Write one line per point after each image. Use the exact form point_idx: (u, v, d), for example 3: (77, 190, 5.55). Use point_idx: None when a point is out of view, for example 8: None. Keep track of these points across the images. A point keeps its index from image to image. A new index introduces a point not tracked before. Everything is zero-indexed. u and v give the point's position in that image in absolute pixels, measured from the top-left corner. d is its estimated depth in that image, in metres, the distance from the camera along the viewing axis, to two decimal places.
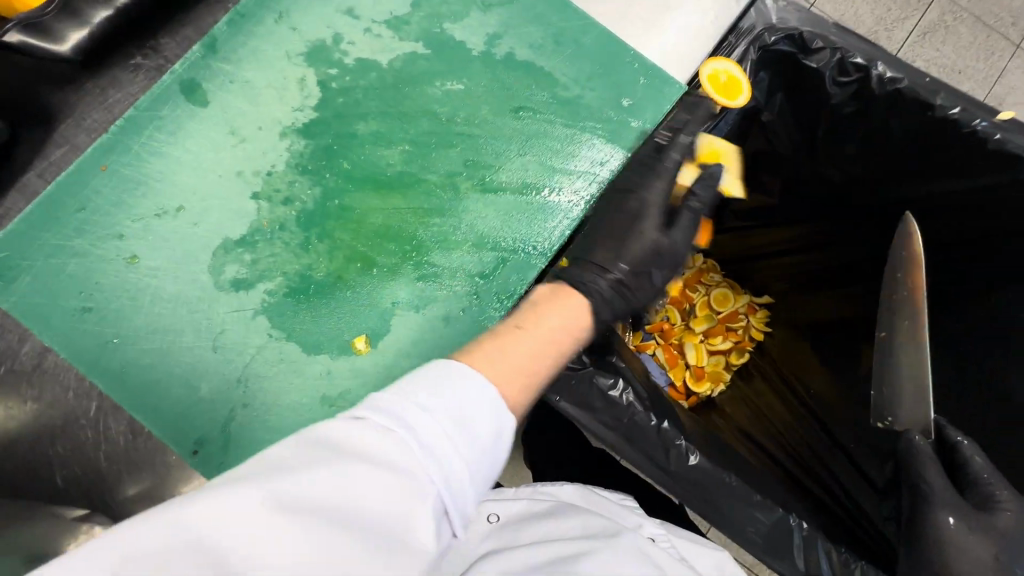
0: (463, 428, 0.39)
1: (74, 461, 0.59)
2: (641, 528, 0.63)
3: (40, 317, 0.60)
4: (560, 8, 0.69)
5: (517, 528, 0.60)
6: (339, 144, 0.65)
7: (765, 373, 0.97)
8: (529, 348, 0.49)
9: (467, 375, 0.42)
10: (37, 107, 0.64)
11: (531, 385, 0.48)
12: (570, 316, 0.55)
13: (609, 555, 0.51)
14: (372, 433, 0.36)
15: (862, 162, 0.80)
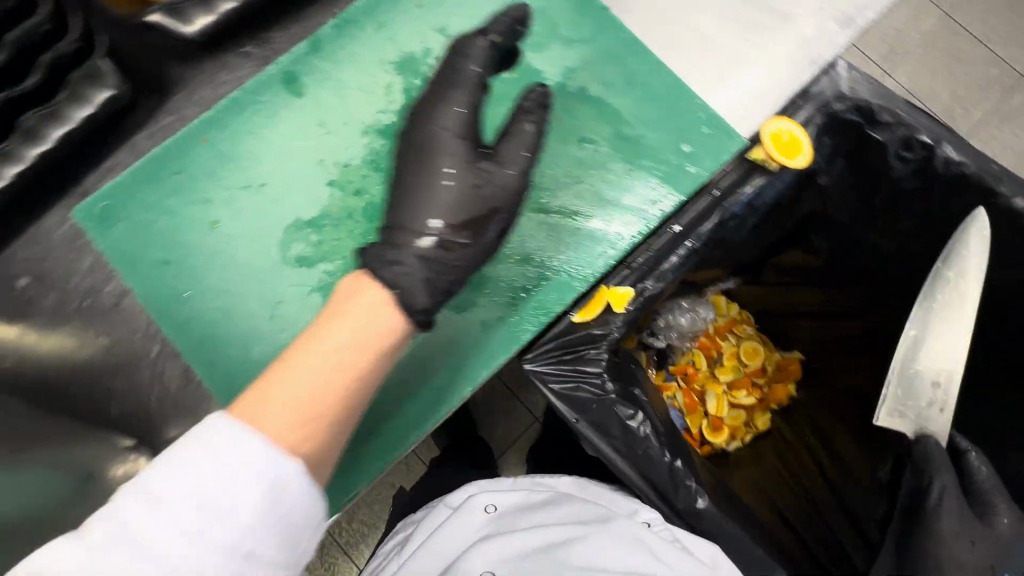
0: (211, 502, 0.42)
1: (129, 399, 0.64)
2: (636, 514, 0.68)
3: (128, 261, 0.67)
4: (636, 51, 0.73)
5: (515, 517, 0.68)
6: (412, 148, 0.70)
7: (785, 432, 0.94)
8: (281, 409, 0.45)
9: (234, 441, 0.43)
10: (157, 79, 0.73)
11: (312, 434, 0.46)
12: (362, 331, 0.50)
13: (601, 539, 0.62)
14: (159, 515, 0.41)
15: (921, 237, 0.79)
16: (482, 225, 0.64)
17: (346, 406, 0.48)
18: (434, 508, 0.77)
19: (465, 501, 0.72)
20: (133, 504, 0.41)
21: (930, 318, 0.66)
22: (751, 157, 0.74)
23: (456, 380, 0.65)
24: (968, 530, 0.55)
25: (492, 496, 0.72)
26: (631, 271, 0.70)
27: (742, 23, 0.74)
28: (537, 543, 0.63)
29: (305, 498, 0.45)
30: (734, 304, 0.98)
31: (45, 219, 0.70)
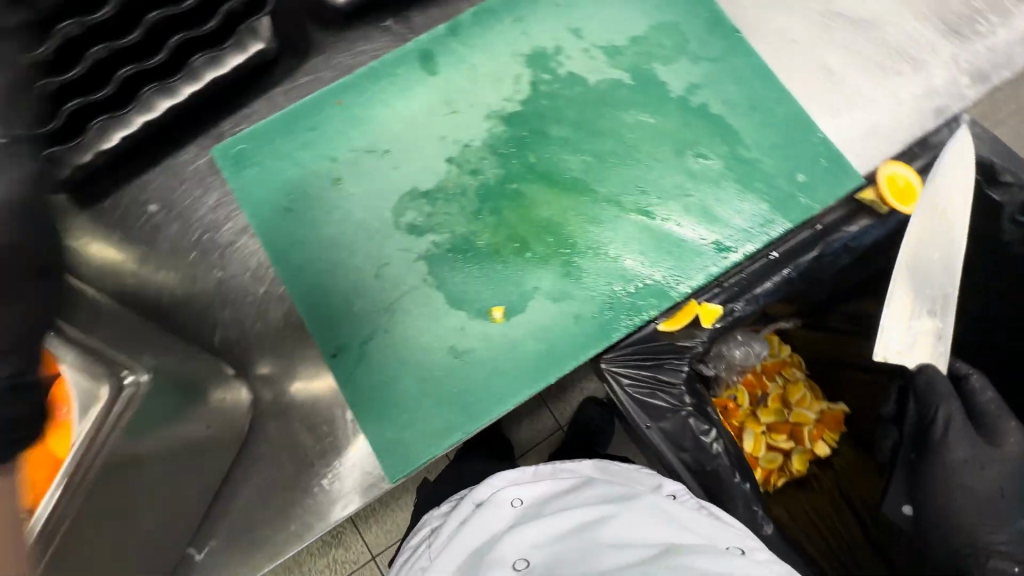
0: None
1: (234, 326, 0.73)
2: (661, 487, 0.68)
3: (252, 203, 0.71)
4: (763, 77, 0.74)
5: (543, 505, 0.68)
6: (531, 138, 0.73)
7: (823, 481, 0.90)
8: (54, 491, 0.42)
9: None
10: (302, 42, 0.78)
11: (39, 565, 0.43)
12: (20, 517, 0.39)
13: (631, 515, 0.62)
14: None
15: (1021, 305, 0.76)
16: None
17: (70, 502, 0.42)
18: (457, 502, 0.76)
19: (490, 497, 0.71)
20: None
21: (919, 241, 0.69)
22: (860, 198, 0.72)
23: (541, 366, 0.66)
24: (967, 449, 0.68)
25: (518, 490, 0.71)
26: (723, 289, 0.70)
27: (868, 65, 0.75)
28: (567, 527, 0.63)
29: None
30: (788, 347, 0.95)
31: (182, 153, 0.76)
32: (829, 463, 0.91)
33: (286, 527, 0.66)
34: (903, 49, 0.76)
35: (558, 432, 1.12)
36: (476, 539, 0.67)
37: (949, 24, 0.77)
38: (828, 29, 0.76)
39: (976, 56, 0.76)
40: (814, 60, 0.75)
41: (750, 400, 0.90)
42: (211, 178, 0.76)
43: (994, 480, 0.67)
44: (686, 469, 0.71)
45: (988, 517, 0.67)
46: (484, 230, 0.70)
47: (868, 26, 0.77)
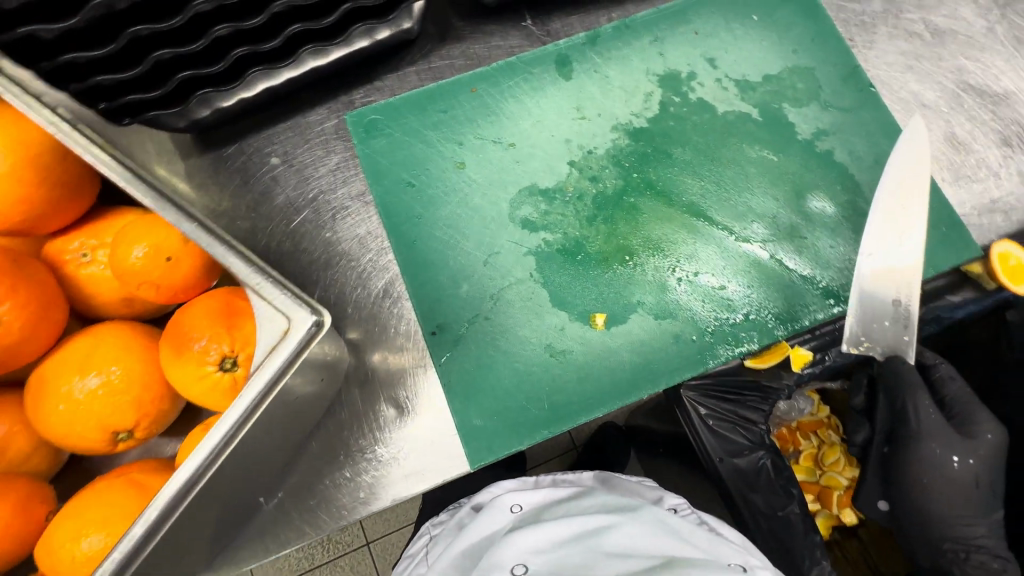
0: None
1: (332, 289, 0.73)
2: (661, 501, 0.73)
3: (378, 172, 0.74)
4: (891, 135, 0.74)
5: (542, 512, 0.70)
6: (654, 156, 0.74)
7: (848, 552, 0.87)
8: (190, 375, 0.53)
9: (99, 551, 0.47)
10: (443, 27, 0.80)
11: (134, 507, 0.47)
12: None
13: (632, 526, 0.63)
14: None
15: None
16: None
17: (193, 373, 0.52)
18: (459, 507, 0.79)
19: (491, 501, 0.73)
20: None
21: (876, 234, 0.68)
22: (965, 269, 0.74)
23: (636, 379, 0.67)
24: (943, 444, 0.72)
25: (516, 496, 0.73)
26: (814, 337, 0.71)
27: (995, 141, 0.76)
28: (564, 532, 0.63)
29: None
30: (826, 407, 0.90)
31: (312, 113, 0.78)
32: (853, 530, 0.88)
33: (350, 494, 0.66)
34: None
35: (572, 451, 1.13)
36: (472, 539, 0.69)
37: None
38: (959, 100, 0.77)
39: None
40: (943, 126, 0.77)
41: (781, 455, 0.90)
42: (335, 142, 0.78)
43: (971, 472, 0.72)
44: (755, 512, 0.70)
45: (966, 510, 0.73)
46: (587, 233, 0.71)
47: (1001, 103, 0.77)
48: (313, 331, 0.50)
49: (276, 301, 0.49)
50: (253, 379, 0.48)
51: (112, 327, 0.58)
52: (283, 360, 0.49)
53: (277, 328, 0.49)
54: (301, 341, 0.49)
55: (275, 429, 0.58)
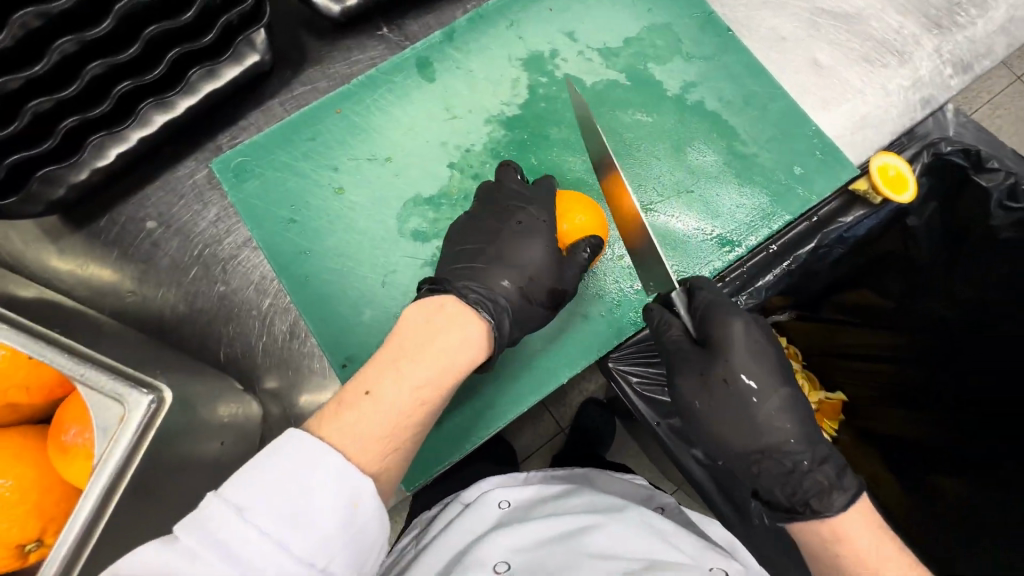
0: (299, 515, 0.43)
1: (237, 343, 0.72)
2: (652, 499, 0.78)
3: (255, 216, 0.71)
4: (756, 74, 0.75)
5: (528, 509, 0.74)
6: (531, 141, 0.73)
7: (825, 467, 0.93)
8: (399, 398, 0.51)
9: (318, 451, 0.46)
10: (297, 53, 0.77)
11: (389, 452, 0.50)
12: (435, 367, 0.53)
13: (617, 529, 0.65)
14: (238, 530, 0.42)
15: (1004, 288, 0.77)
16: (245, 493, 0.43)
17: (419, 419, 0.52)
18: (448, 503, 0.80)
19: (479, 497, 0.75)
20: (226, 519, 0.42)
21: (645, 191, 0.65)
22: (852, 188, 0.73)
23: (557, 365, 0.69)
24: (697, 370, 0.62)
25: (505, 493, 0.77)
26: (726, 284, 0.71)
27: (856, 59, 0.78)
28: (549, 532, 0.67)
29: (377, 517, 0.47)
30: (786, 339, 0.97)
31: (179, 167, 0.75)
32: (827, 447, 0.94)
33: None
34: (889, 43, 0.78)
35: (559, 435, 1.07)
36: (461, 531, 0.71)
37: (930, 16, 0.79)
38: (816, 26, 0.79)
39: (958, 47, 0.78)
40: (805, 55, 0.78)
41: None
42: (211, 192, 0.75)
43: None
44: (698, 468, 0.70)
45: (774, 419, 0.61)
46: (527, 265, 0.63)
47: (854, 21, 0.79)
48: (155, 408, 0.47)
49: (106, 389, 0.46)
50: (93, 475, 0.44)
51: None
52: (126, 447, 0.45)
53: (112, 415, 0.46)
54: (142, 424, 0.46)
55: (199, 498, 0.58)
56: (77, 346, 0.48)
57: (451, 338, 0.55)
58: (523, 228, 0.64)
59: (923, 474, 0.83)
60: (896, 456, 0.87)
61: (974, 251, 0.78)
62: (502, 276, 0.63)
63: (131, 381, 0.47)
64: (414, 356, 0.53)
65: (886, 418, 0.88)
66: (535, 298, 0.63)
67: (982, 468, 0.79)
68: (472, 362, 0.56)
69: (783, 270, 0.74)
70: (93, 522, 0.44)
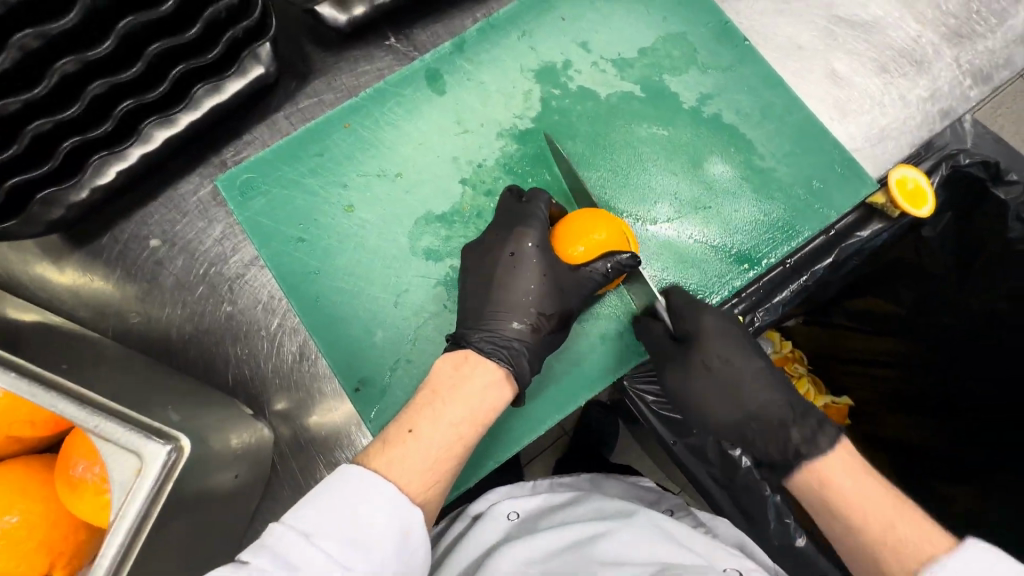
0: (360, 543, 0.43)
1: (247, 364, 0.70)
2: (659, 502, 0.77)
3: (264, 235, 0.69)
4: (773, 85, 0.74)
5: (538, 519, 0.72)
6: (545, 156, 0.71)
7: None
8: (442, 434, 0.52)
9: (372, 483, 0.46)
10: (302, 64, 0.75)
11: (434, 484, 0.50)
12: (472, 404, 0.54)
13: (627, 535, 0.63)
14: (306, 553, 0.42)
15: (1015, 301, 0.75)
16: (304, 524, 0.43)
17: (460, 455, 0.53)
18: (457, 516, 0.78)
19: (487, 509, 0.73)
20: (294, 542, 0.42)
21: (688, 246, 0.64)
22: (870, 202, 0.74)
23: (572, 388, 0.68)
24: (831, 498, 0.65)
25: (514, 503, 0.74)
26: (742, 300, 0.72)
27: (873, 69, 0.76)
28: (562, 542, 0.65)
29: (425, 546, 0.47)
30: (790, 342, 0.95)
31: (182, 184, 0.73)
32: None
33: None
34: (908, 53, 0.77)
35: (565, 436, 1.04)
36: (474, 548, 0.69)
37: (949, 25, 0.77)
38: (833, 35, 0.77)
39: (978, 56, 0.76)
40: (822, 65, 0.77)
41: None
42: (216, 209, 0.73)
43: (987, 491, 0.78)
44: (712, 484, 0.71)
45: None
46: (545, 289, 0.62)
47: (871, 30, 0.77)
48: (174, 458, 0.46)
49: (121, 439, 0.45)
50: (112, 526, 0.43)
51: (4, 472, 0.54)
52: (146, 498, 0.44)
53: (127, 468, 0.45)
54: (160, 474, 0.45)
55: (213, 529, 0.57)
56: (90, 395, 0.46)
57: (485, 376, 0.57)
58: (517, 260, 0.63)
59: (936, 482, 0.82)
60: (903, 460, 0.86)
61: (985, 268, 0.76)
62: (508, 316, 0.62)
63: (145, 431, 0.46)
64: (453, 394, 0.54)
65: (889, 423, 0.88)
66: (545, 329, 0.63)
67: (981, 474, 0.78)
68: (505, 401, 0.58)
69: (801, 285, 0.73)
70: (116, 570, 0.43)
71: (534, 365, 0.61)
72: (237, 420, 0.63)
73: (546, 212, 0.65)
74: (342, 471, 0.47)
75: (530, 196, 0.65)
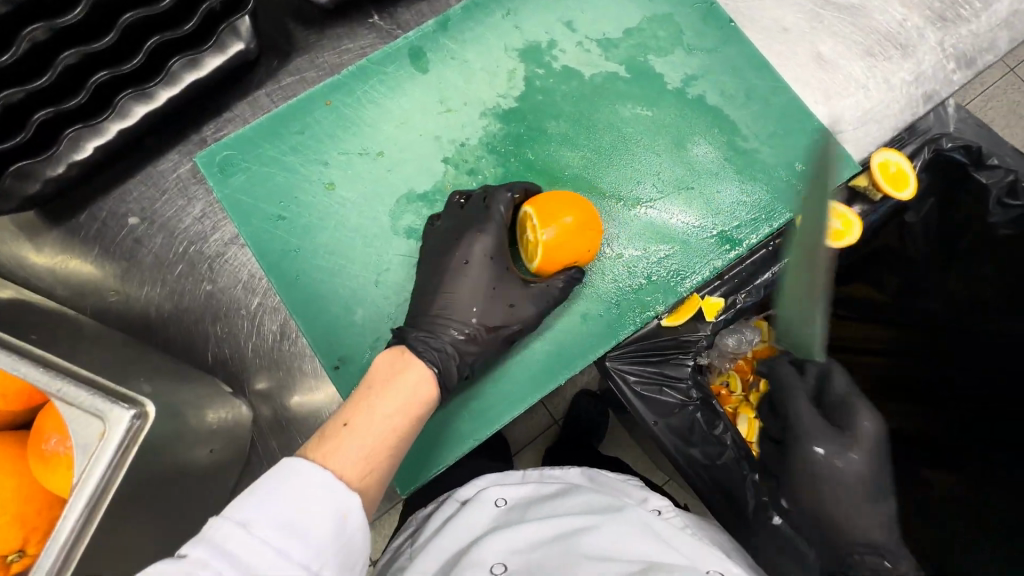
0: (294, 528, 0.42)
1: (227, 343, 0.70)
2: (647, 501, 0.72)
3: (243, 213, 0.68)
4: (758, 66, 0.74)
5: (525, 509, 0.71)
6: (528, 135, 0.71)
7: None
8: (379, 425, 0.52)
9: (309, 471, 0.46)
10: (283, 40, 0.74)
11: (375, 472, 0.50)
12: (407, 395, 0.55)
13: (615, 528, 0.64)
14: (242, 542, 0.41)
15: (994, 286, 0.75)
16: (242, 517, 0.42)
17: (400, 443, 0.53)
18: (442, 502, 0.78)
19: (476, 495, 0.73)
20: (230, 533, 0.41)
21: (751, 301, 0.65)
22: (852, 185, 0.75)
23: (551, 366, 0.68)
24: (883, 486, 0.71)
25: (502, 491, 0.74)
26: (724, 283, 0.72)
27: (859, 53, 0.76)
28: (547, 534, 0.65)
29: (365, 529, 0.46)
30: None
31: (162, 161, 0.72)
32: None
33: None
34: (893, 36, 0.76)
35: (552, 427, 1.05)
36: (459, 532, 0.70)
37: (935, 9, 0.77)
38: (819, 18, 0.76)
39: (962, 41, 0.76)
40: (807, 48, 0.76)
41: (744, 385, 0.87)
42: (195, 187, 0.72)
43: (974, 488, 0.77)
44: (695, 467, 0.71)
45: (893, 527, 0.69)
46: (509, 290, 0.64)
47: (857, 13, 0.77)
48: (136, 425, 0.45)
49: (84, 404, 0.44)
50: (74, 493, 0.42)
51: None
52: (108, 464, 0.43)
53: (92, 431, 0.44)
54: (123, 439, 0.44)
55: (189, 505, 0.57)
56: (55, 359, 0.46)
57: (422, 368, 0.57)
58: (468, 265, 0.64)
59: (920, 467, 0.81)
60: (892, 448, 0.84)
61: (965, 253, 0.77)
62: (449, 321, 0.63)
63: (111, 397, 0.45)
64: (388, 385, 0.55)
65: None
66: (481, 334, 0.64)
67: (970, 471, 0.76)
68: (440, 391, 0.58)
69: None
70: (80, 534, 0.43)
71: (461, 372, 0.62)
72: (213, 397, 0.62)
73: (506, 212, 0.65)
74: (276, 467, 0.46)
75: (489, 196, 0.65)
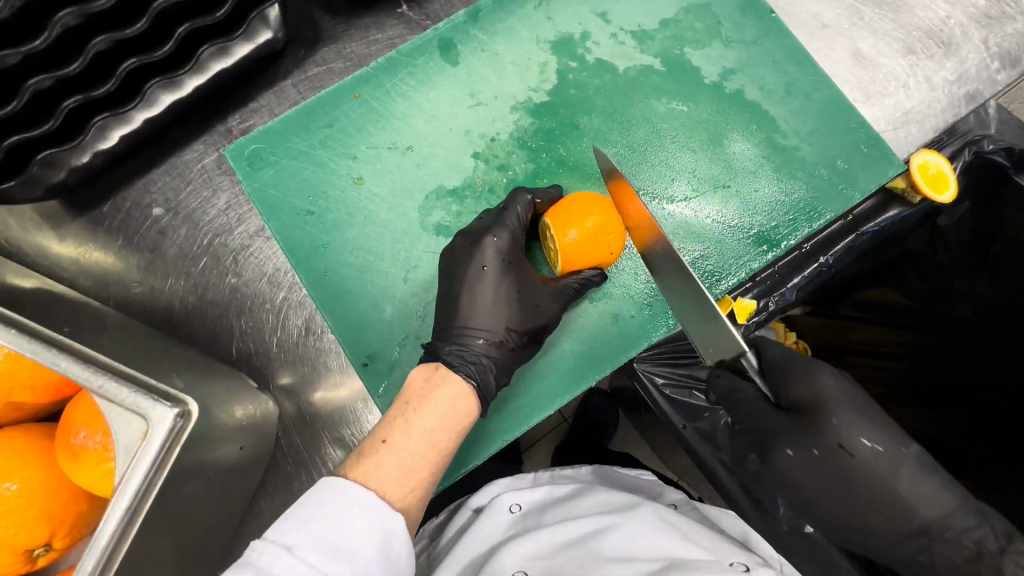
0: (338, 550, 0.42)
1: (252, 337, 0.69)
2: (662, 497, 0.74)
3: (272, 206, 0.67)
4: (799, 60, 0.72)
5: (542, 513, 0.70)
6: (560, 130, 0.69)
7: None
8: (416, 444, 0.50)
9: (353, 494, 0.45)
10: (309, 29, 0.72)
11: (416, 489, 0.49)
12: (445, 410, 0.53)
13: (633, 528, 0.61)
14: (287, 565, 0.41)
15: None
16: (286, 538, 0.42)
17: (439, 460, 0.51)
18: (455, 510, 0.77)
19: (490, 502, 0.72)
20: (276, 556, 0.41)
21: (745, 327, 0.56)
22: (890, 186, 0.72)
23: (581, 368, 0.66)
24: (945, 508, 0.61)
25: (516, 496, 0.73)
26: (756, 285, 0.72)
27: (899, 49, 0.73)
28: (562, 537, 0.63)
29: (408, 549, 0.46)
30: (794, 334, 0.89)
31: (187, 151, 0.71)
32: None
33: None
34: (935, 32, 0.74)
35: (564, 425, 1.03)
36: (476, 539, 0.68)
37: (979, 6, 0.75)
38: (859, 13, 0.75)
39: (1007, 39, 0.74)
40: (846, 44, 0.74)
41: None
42: (220, 178, 0.71)
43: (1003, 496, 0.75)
44: (723, 471, 0.70)
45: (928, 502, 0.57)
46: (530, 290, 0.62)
47: (898, 9, 0.74)
48: (180, 424, 0.45)
49: (126, 401, 0.44)
50: (119, 491, 0.42)
51: (4, 438, 0.52)
52: (151, 464, 0.43)
53: (133, 431, 0.44)
54: (166, 437, 0.44)
55: (217, 501, 0.56)
56: (94, 354, 0.45)
57: (457, 384, 0.55)
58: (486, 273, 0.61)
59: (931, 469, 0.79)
60: None
61: (1001, 257, 0.73)
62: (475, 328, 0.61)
63: (153, 394, 0.45)
64: (424, 402, 0.53)
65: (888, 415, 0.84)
66: (511, 343, 0.62)
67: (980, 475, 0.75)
68: (479, 406, 0.57)
69: (816, 271, 0.73)
70: (123, 534, 0.43)
71: (498, 382, 0.60)
72: (240, 395, 0.60)
73: (522, 215, 0.62)
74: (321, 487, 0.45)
75: (507, 201, 0.63)
